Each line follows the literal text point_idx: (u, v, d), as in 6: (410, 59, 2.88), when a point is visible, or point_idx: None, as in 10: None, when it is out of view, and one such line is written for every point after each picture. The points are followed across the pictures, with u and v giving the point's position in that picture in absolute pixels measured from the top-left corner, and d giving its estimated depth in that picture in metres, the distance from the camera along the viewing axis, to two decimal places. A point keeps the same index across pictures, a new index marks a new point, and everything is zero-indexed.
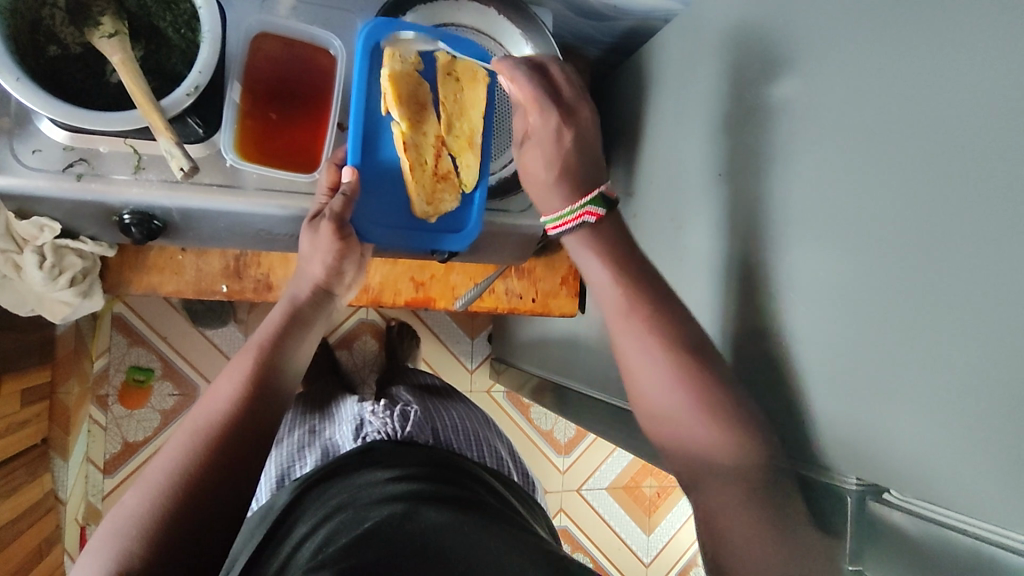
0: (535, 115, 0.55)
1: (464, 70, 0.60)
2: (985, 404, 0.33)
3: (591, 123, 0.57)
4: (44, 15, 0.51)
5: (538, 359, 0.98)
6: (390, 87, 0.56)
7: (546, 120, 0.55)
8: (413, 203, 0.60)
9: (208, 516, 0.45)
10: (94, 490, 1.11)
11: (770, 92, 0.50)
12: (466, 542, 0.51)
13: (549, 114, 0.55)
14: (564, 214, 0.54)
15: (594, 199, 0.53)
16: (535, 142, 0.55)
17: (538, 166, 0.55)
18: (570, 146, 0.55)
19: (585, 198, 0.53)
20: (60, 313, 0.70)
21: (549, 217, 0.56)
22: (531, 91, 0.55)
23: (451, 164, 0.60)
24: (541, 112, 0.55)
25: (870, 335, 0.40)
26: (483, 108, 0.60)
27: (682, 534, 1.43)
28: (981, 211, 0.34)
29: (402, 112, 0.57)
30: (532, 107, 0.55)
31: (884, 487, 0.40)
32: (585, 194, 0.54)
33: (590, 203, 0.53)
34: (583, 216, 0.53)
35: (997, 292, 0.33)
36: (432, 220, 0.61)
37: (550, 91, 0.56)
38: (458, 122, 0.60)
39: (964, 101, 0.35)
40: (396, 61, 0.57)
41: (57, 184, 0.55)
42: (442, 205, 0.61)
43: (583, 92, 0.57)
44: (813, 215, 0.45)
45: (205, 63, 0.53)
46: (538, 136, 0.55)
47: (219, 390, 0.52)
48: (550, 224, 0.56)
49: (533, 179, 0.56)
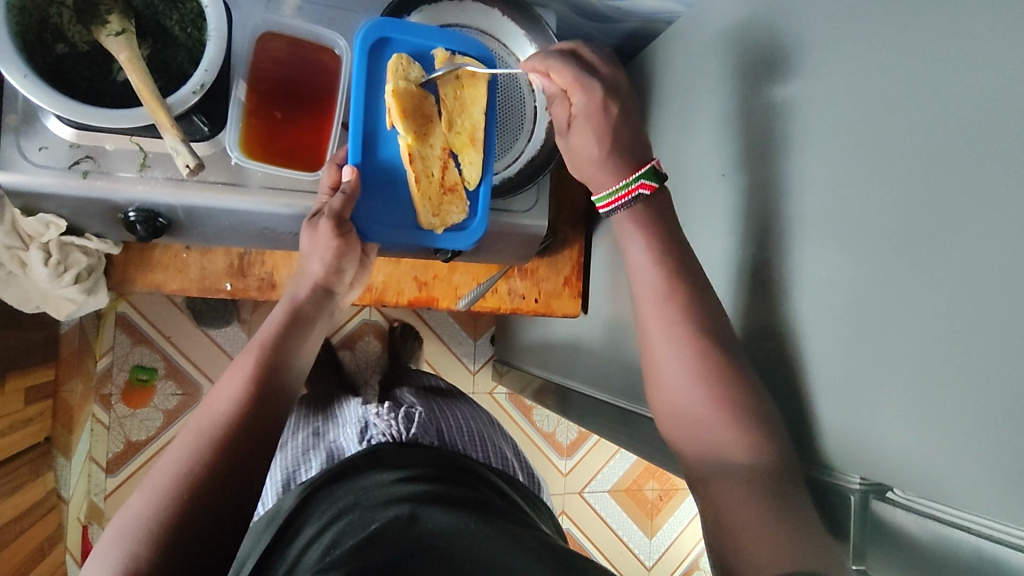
0: (578, 94, 0.55)
1: (464, 68, 0.60)
2: (986, 398, 0.33)
3: (631, 91, 0.57)
4: (51, 13, 0.51)
5: (541, 359, 0.98)
6: (392, 102, 0.56)
7: (592, 96, 0.55)
8: (419, 216, 0.60)
9: (215, 517, 0.45)
10: (96, 489, 1.11)
11: (772, 91, 0.50)
12: (471, 544, 0.50)
13: (592, 90, 0.54)
14: (615, 190, 0.54)
15: (645, 172, 0.54)
16: (584, 121, 0.56)
17: (589, 143, 0.56)
18: (617, 117, 0.55)
19: (638, 171, 0.54)
20: (65, 310, 0.70)
21: (600, 196, 0.56)
22: (568, 75, 0.55)
23: (457, 174, 0.61)
24: (583, 90, 0.55)
25: (873, 332, 0.40)
26: (484, 103, 0.60)
27: (684, 538, 1.43)
28: (981, 207, 0.34)
29: (407, 125, 0.57)
30: (574, 89, 0.55)
31: (888, 485, 0.40)
32: (636, 168, 0.54)
33: (642, 176, 0.54)
34: (637, 189, 0.54)
35: (998, 286, 0.33)
36: (439, 232, 0.61)
37: (586, 67, 0.55)
38: (458, 119, 0.60)
39: (965, 98, 0.35)
40: (400, 73, 0.57)
41: (63, 181, 0.56)
42: (449, 216, 0.61)
43: (616, 63, 0.57)
44: (815, 214, 0.45)
45: (211, 61, 0.53)
46: (584, 113, 0.55)
47: (223, 391, 0.52)
48: (599, 203, 0.56)
49: (582, 155, 0.57)
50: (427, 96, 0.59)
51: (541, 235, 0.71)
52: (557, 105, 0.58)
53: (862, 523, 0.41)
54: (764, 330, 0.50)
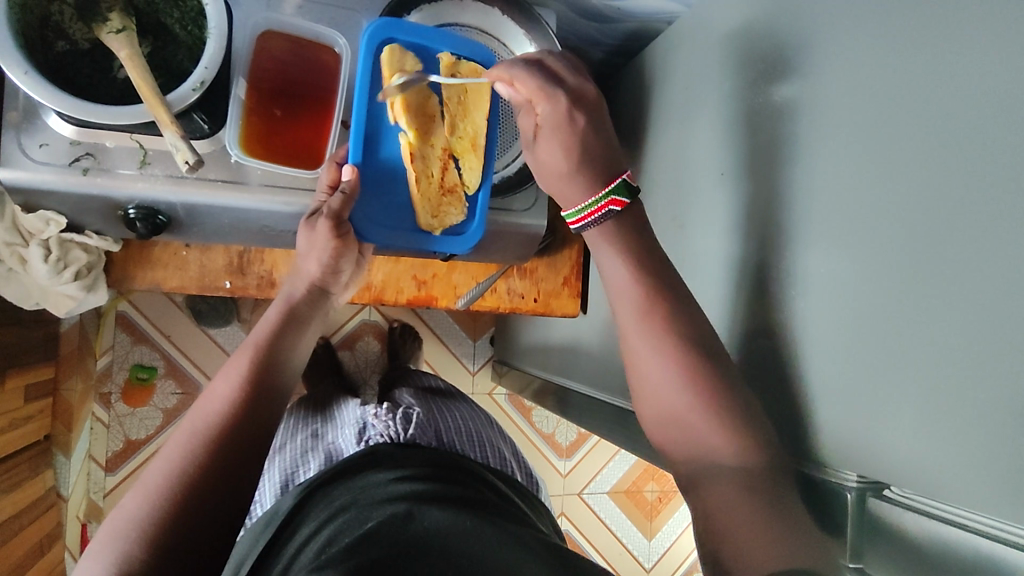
0: (542, 104, 0.54)
1: (468, 71, 0.60)
2: (983, 397, 0.33)
3: (599, 100, 0.56)
4: (53, 11, 0.51)
5: (540, 360, 0.98)
6: (398, 98, 0.57)
7: (557, 105, 0.54)
8: (418, 216, 0.60)
9: (210, 515, 0.45)
10: (96, 487, 1.11)
11: (773, 90, 0.50)
12: (468, 544, 0.50)
13: (558, 99, 0.54)
14: (585, 207, 0.54)
15: (616, 188, 0.54)
16: (548, 130, 0.55)
17: (557, 156, 0.55)
18: (584, 129, 0.54)
19: (609, 187, 0.54)
20: (64, 307, 0.71)
21: (570, 211, 0.55)
22: (535, 87, 0.54)
23: (458, 177, 0.61)
24: (548, 100, 0.54)
25: (872, 332, 0.39)
26: (486, 110, 0.61)
27: (684, 539, 1.42)
28: (980, 206, 0.34)
29: (409, 121, 0.58)
30: (540, 99, 0.54)
31: (886, 484, 0.40)
32: (608, 183, 0.54)
33: (614, 191, 0.54)
34: (607, 206, 0.53)
35: (996, 285, 0.33)
36: (438, 234, 0.62)
37: (550, 78, 0.55)
38: (461, 123, 0.60)
39: (963, 98, 0.35)
40: (395, 65, 0.57)
41: (64, 178, 0.56)
42: (447, 218, 0.61)
43: (582, 72, 0.57)
44: (815, 214, 0.45)
45: (211, 59, 0.53)
46: (550, 125, 0.55)
47: (218, 390, 0.52)
48: (570, 218, 0.55)
49: (550, 169, 0.56)
50: (433, 96, 0.59)
51: (540, 234, 0.71)
52: (523, 117, 0.57)
53: (857, 519, 0.41)
54: (763, 329, 0.50)
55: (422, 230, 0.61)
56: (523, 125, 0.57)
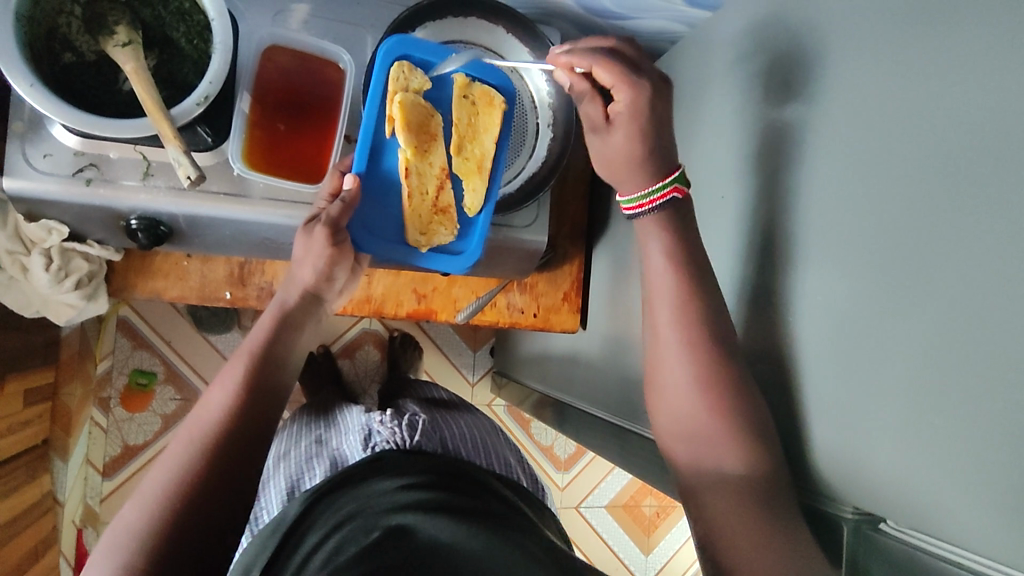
0: (624, 91, 0.52)
1: (480, 94, 0.60)
2: (984, 434, 0.32)
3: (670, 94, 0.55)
4: (59, 23, 0.52)
5: (539, 374, 0.98)
6: (397, 113, 0.56)
7: (641, 91, 0.52)
8: (407, 232, 0.61)
9: (208, 526, 0.45)
10: (92, 492, 1.11)
11: (772, 113, 0.50)
12: (476, 549, 0.49)
13: (641, 86, 0.52)
14: (649, 193, 0.52)
15: (679, 177, 0.52)
16: (627, 115, 0.53)
17: None
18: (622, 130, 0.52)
19: (673, 175, 0.52)
20: (65, 315, 0.71)
21: (628, 197, 0.54)
22: (619, 72, 0.52)
23: (453, 198, 0.61)
24: (631, 86, 0.52)
25: (869, 365, 0.39)
26: (496, 134, 0.60)
27: (681, 556, 1.41)
28: (981, 238, 0.33)
29: (408, 139, 0.57)
30: (623, 83, 0.52)
31: (881, 516, 0.39)
32: (670, 172, 0.53)
33: (677, 180, 0.52)
34: (670, 193, 0.52)
35: (997, 322, 0.32)
36: (424, 250, 0.62)
37: (631, 66, 0.53)
38: (468, 145, 0.60)
39: (963, 129, 0.35)
40: (401, 82, 0.57)
41: (67, 188, 0.56)
42: (436, 236, 0.61)
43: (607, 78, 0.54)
44: (814, 240, 0.45)
45: (216, 73, 0.53)
46: (629, 112, 0.53)
47: (213, 400, 0.52)
48: (625, 205, 0.54)
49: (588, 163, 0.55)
50: (433, 115, 0.59)
51: (541, 250, 0.71)
52: (591, 104, 0.55)
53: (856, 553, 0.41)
54: (761, 353, 0.49)
55: (407, 244, 0.61)
56: (586, 114, 0.56)
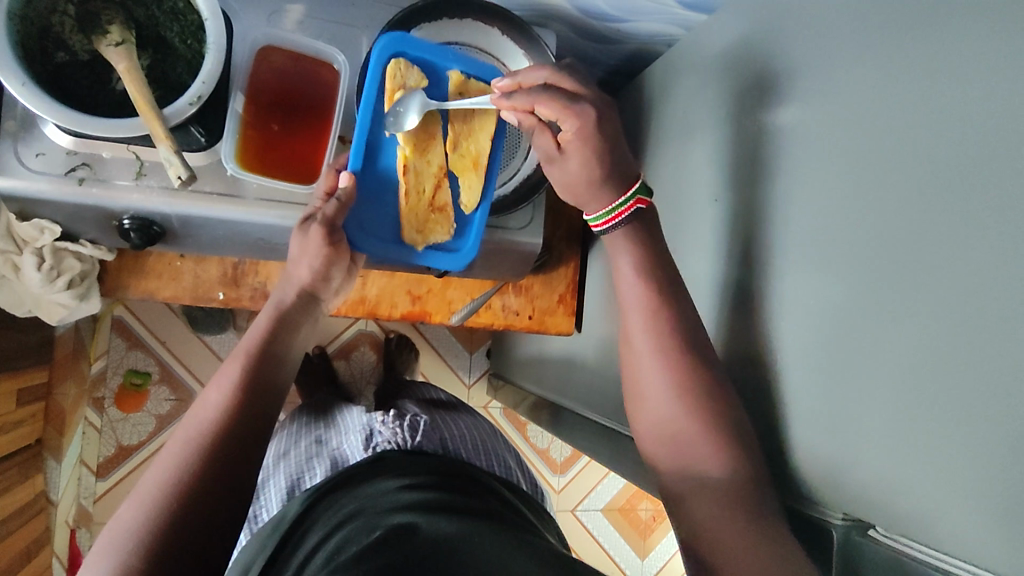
0: (569, 121, 0.51)
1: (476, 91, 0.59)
2: (971, 440, 0.32)
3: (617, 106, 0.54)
4: (53, 22, 0.51)
5: (533, 377, 0.98)
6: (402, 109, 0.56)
7: (585, 117, 0.51)
8: (404, 230, 0.61)
9: (207, 526, 0.45)
10: (85, 493, 1.11)
11: (761, 116, 0.50)
12: (478, 548, 0.48)
13: (584, 112, 0.51)
14: (612, 209, 0.53)
15: (640, 188, 0.53)
16: (579, 142, 0.52)
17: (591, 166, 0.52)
18: (612, 132, 0.52)
19: (634, 187, 0.53)
20: (57, 315, 0.71)
21: (595, 215, 0.54)
22: (557, 104, 0.51)
23: (449, 196, 0.61)
24: (575, 116, 0.51)
25: (857, 369, 0.39)
26: (492, 131, 0.60)
27: (676, 560, 1.41)
28: (968, 242, 0.33)
29: (407, 137, 0.58)
30: (567, 116, 0.51)
31: (870, 522, 0.39)
32: (630, 184, 0.53)
33: (639, 191, 0.53)
34: (634, 206, 0.53)
35: (984, 327, 0.32)
36: (421, 249, 0.62)
37: (568, 93, 0.52)
38: (464, 141, 0.60)
39: (951, 131, 0.34)
40: (399, 79, 0.56)
41: (59, 187, 0.56)
42: (432, 234, 0.62)
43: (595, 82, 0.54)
44: (795, 243, 0.44)
45: (209, 73, 0.53)
46: (579, 139, 0.52)
47: (209, 399, 0.51)
48: (594, 222, 0.54)
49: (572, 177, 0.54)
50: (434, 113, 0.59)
51: (536, 253, 0.71)
52: (540, 136, 0.54)
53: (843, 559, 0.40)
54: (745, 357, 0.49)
55: (405, 242, 0.62)
56: (541, 145, 0.54)
